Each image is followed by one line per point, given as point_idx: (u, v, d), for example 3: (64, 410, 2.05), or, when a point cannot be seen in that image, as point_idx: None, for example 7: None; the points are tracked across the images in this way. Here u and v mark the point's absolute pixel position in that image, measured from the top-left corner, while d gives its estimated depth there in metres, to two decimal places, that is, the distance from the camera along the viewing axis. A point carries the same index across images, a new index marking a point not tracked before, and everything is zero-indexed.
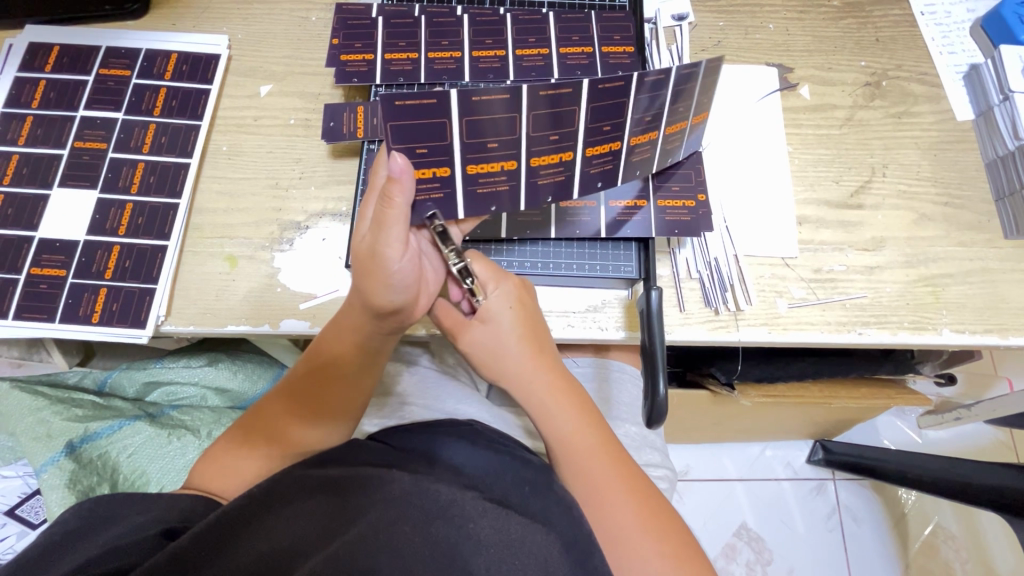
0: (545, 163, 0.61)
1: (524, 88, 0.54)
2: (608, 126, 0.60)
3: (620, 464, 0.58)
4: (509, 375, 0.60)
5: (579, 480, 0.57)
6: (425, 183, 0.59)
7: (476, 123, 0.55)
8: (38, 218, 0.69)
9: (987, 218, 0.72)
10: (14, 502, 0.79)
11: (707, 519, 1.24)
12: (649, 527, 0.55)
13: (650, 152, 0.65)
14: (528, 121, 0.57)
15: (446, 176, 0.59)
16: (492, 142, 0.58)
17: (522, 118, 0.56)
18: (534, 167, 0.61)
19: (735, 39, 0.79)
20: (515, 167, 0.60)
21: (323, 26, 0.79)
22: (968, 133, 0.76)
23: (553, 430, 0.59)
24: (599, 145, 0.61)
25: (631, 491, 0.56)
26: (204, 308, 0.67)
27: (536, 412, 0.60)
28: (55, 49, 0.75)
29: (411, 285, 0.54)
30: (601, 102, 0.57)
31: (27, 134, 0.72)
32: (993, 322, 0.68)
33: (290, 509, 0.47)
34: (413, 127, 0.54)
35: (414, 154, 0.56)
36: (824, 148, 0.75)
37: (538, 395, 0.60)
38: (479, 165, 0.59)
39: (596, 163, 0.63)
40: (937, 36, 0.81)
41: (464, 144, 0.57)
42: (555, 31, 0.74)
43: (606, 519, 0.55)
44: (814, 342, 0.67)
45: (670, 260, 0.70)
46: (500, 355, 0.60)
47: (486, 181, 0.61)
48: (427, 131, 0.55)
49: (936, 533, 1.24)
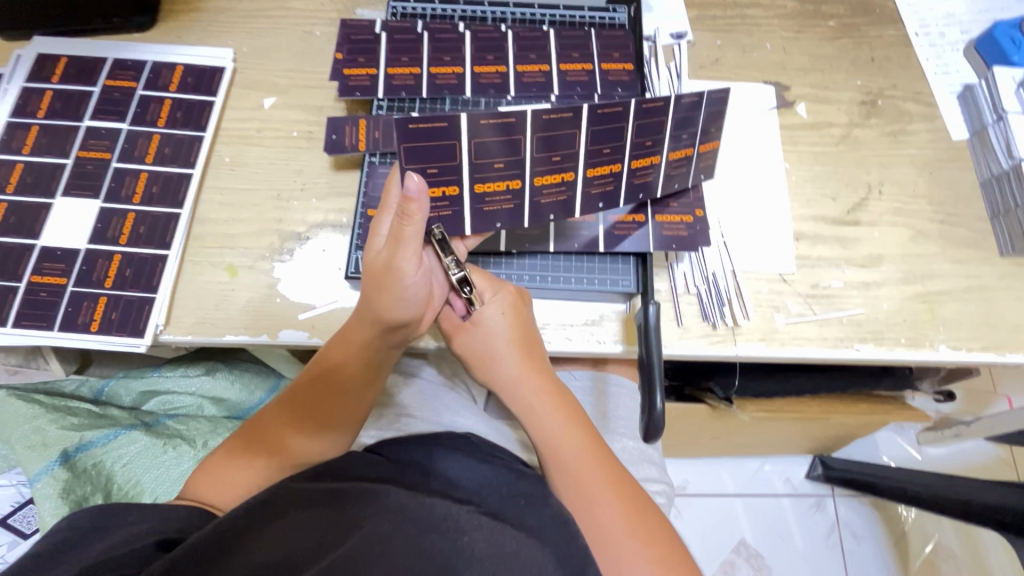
0: (548, 183, 0.62)
1: (529, 112, 0.56)
2: (608, 149, 0.62)
3: (612, 471, 0.58)
4: (501, 380, 0.61)
5: (571, 487, 0.57)
6: (436, 203, 0.60)
7: (484, 146, 0.57)
8: (39, 226, 0.69)
9: (982, 235, 0.73)
10: (6, 511, 0.78)
11: (706, 535, 1.23)
12: (642, 534, 0.55)
13: (651, 176, 0.66)
14: (531, 144, 0.59)
15: (454, 196, 0.60)
16: (496, 163, 0.59)
17: (526, 141, 0.58)
18: (537, 186, 0.62)
19: (732, 57, 0.81)
20: (519, 187, 0.62)
21: (327, 41, 0.80)
22: (963, 152, 0.77)
23: (544, 436, 0.60)
24: (599, 167, 0.63)
25: (624, 499, 0.56)
26: (203, 318, 0.67)
27: (527, 415, 0.61)
28: (62, 60, 0.76)
29: (422, 299, 0.58)
30: (600, 126, 0.60)
31: (31, 143, 0.72)
32: (989, 339, 0.68)
33: (282, 523, 0.46)
34: (424, 148, 0.55)
35: (425, 175, 0.57)
36: (820, 165, 0.76)
37: (531, 401, 0.61)
38: (485, 185, 0.60)
39: (596, 184, 0.64)
40: (931, 57, 0.82)
41: (472, 165, 0.58)
42: (554, 48, 0.75)
43: (596, 525, 0.55)
44: (812, 357, 0.67)
45: (668, 275, 0.70)
46: (493, 358, 0.62)
47: (492, 201, 0.62)
48: (437, 152, 0.56)
49: (937, 551, 1.23)
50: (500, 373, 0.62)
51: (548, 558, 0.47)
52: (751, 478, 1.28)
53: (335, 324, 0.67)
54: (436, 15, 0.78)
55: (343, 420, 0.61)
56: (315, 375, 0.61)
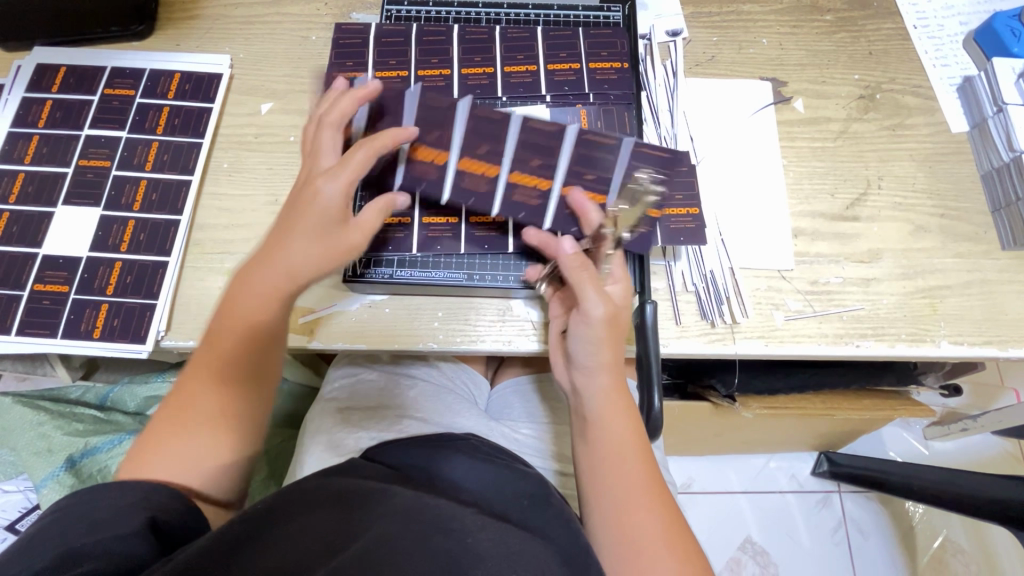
0: (429, 76, 0.74)
1: (414, 26, 0.76)
2: (480, 58, 0.75)
3: (658, 480, 0.57)
4: (604, 360, 0.59)
5: (610, 482, 0.56)
6: (438, 227, 0.68)
7: (387, 49, 0.75)
8: (42, 235, 0.70)
9: (984, 230, 0.72)
10: (14, 517, 0.82)
11: (711, 533, 1.23)
12: (672, 542, 0.53)
13: (572, 76, 0.74)
14: (415, 51, 0.75)
15: (361, 77, 0.74)
16: (394, 59, 0.74)
17: (413, 49, 0.75)
18: (421, 77, 0.74)
19: (728, 53, 0.80)
20: (407, 76, 0.74)
21: (323, 45, 0.81)
22: (963, 145, 0.77)
23: (608, 430, 0.58)
24: (474, 68, 0.74)
25: (660, 503, 0.55)
26: (203, 323, 0.68)
27: (601, 406, 0.59)
28: (62, 70, 0.77)
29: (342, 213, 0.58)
30: (471, 45, 0.75)
31: (33, 153, 0.73)
32: (992, 334, 0.68)
33: (291, 527, 0.47)
34: (348, 52, 0.75)
35: (342, 66, 0.74)
36: (818, 161, 0.75)
37: (605, 394, 0.59)
38: (384, 72, 0.74)
39: (473, 79, 0.74)
40: (930, 49, 0.81)
41: (376, 61, 0.74)
42: (543, 47, 0.75)
43: (631, 529, 0.54)
44: (813, 354, 0.67)
45: (665, 273, 0.70)
46: (618, 331, 0.60)
47: (388, 83, 0.74)
48: (354, 54, 0.75)
49: (945, 547, 1.22)
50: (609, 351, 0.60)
51: (552, 556, 0.48)
52: (756, 475, 1.28)
53: (333, 329, 0.68)
54: (430, 18, 0.79)
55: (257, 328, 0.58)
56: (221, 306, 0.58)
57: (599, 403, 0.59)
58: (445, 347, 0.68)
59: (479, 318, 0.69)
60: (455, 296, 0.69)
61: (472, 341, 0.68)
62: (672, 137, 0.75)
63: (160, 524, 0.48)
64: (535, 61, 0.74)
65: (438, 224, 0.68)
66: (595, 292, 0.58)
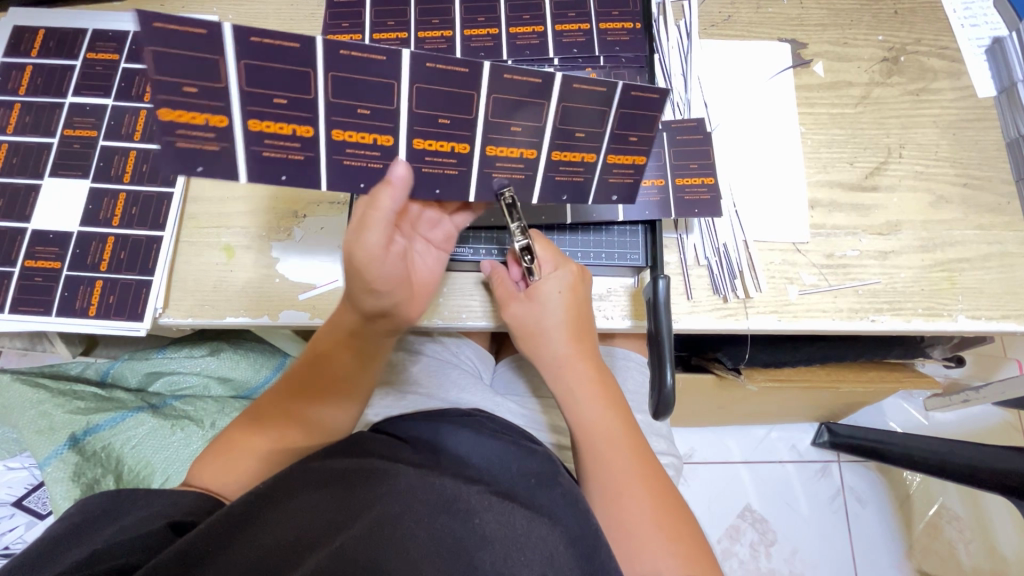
0: (429, 37, 0.70)
1: None
2: (483, 18, 0.70)
3: (646, 465, 0.56)
4: (547, 358, 0.60)
5: (596, 471, 0.56)
6: (570, 167, 0.56)
7: (384, 10, 0.71)
8: (30, 208, 0.67)
9: (1007, 200, 0.70)
10: (20, 493, 0.82)
11: (711, 502, 1.24)
12: (662, 524, 0.53)
13: (579, 37, 0.70)
14: (413, 11, 0.70)
15: (358, 40, 0.70)
16: (391, 20, 0.70)
17: (411, 9, 0.70)
18: (421, 39, 0.70)
19: (746, 13, 0.76)
20: (406, 37, 0.70)
21: (316, 5, 0.76)
22: (989, 111, 0.73)
23: (577, 416, 0.58)
24: (477, 29, 0.70)
25: (650, 488, 0.55)
26: (202, 300, 0.66)
27: (563, 396, 0.59)
28: (41, 32, 0.73)
29: (399, 289, 0.53)
30: (474, 3, 0.71)
31: (15, 122, 0.70)
32: (1011, 307, 0.66)
33: (295, 504, 0.47)
34: (342, 13, 0.71)
35: (339, 28, 0.70)
36: (837, 129, 0.72)
37: (569, 381, 0.59)
38: (383, 34, 0.70)
39: (476, 40, 0.70)
40: (959, 8, 0.77)
41: (373, 22, 0.70)
42: (550, 7, 0.71)
43: (620, 514, 0.54)
44: (826, 330, 0.66)
45: (677, 246, 0.68)
46: (541, 336, 0.60)
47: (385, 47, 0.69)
48: (350, 14, 0.70)
49: (941, 514, 1.24)
50: (527, 354, 0.62)
51: (558, 538, 0.48)
52: (758, 445, 1.28)
53: (334, 304, 0.66)
54: None
55: (355, 392, 0.60)
56: (307, 366, 0.60)
57: (556, 385, 0.60)
58: (451, 323, 0.66)
59: (484, 293, 0.67)
60: (455, 271, 0.67)
61: (477, 317, 0.67)
62: (685, 103, 0.71)
63: (182, 523, 0.48)
64: (542, 21, 0.70)
65: (192, 129, 0.47)
66: (516, 307, 0.61)
